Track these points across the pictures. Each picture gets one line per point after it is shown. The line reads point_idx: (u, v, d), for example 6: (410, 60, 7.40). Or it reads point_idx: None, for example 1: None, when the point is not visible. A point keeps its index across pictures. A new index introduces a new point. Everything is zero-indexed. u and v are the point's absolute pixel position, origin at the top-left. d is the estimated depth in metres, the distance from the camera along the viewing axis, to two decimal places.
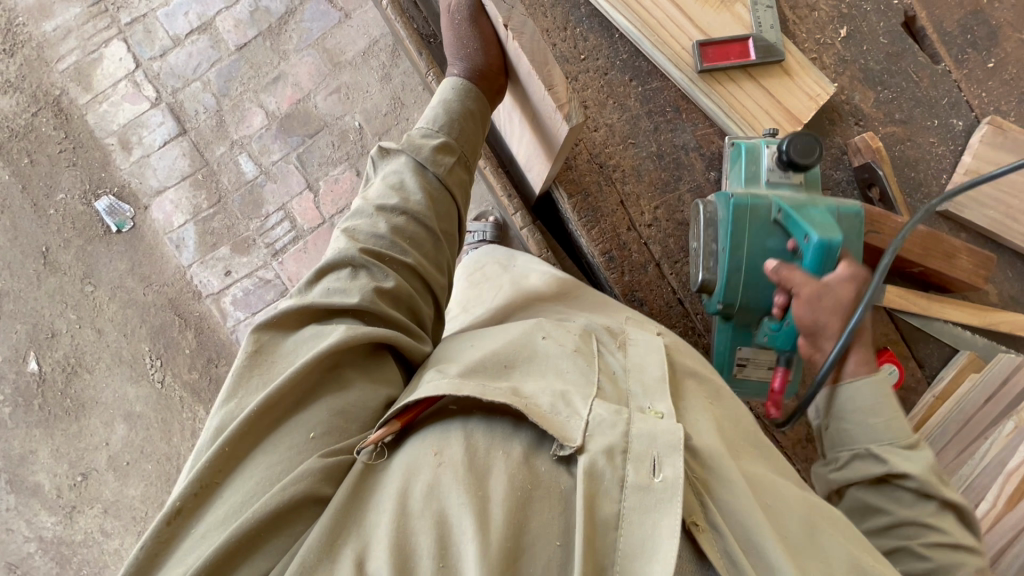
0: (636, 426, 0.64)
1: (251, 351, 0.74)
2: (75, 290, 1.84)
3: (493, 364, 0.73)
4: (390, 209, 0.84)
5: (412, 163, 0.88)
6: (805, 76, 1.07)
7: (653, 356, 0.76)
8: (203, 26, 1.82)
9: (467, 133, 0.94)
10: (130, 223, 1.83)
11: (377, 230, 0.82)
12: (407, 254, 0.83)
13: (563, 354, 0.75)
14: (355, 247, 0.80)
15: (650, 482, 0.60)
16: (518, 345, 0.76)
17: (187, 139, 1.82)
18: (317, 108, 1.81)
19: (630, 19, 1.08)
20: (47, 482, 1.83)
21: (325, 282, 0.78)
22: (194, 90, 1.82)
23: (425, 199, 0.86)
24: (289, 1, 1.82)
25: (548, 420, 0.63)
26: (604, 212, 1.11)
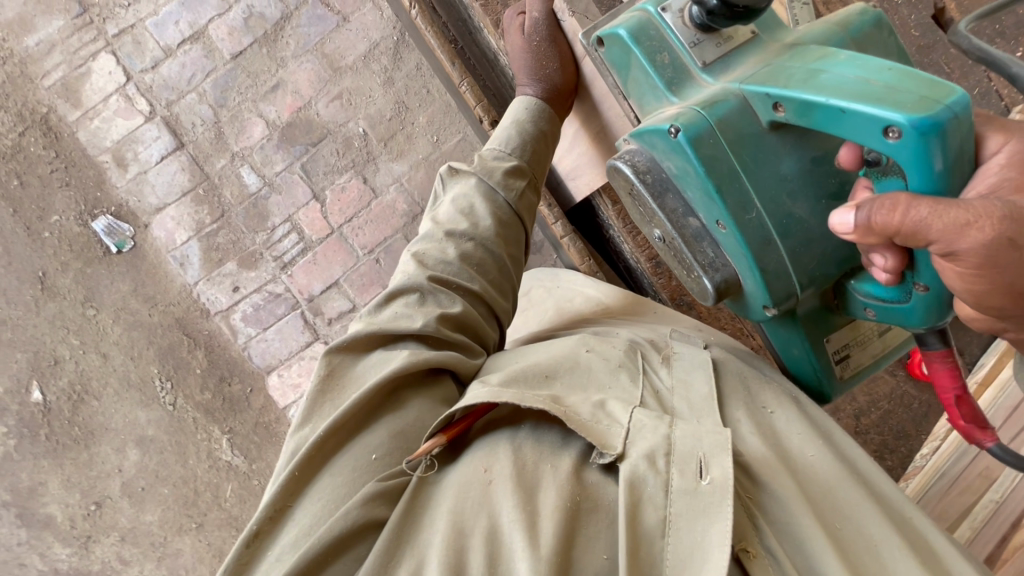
0: (678, 430, 0.63)
1: (322, 374, 0.73)
2: (76, 315, 1.78)
3: (534, 375, 0.70)
4: (459, 235, 0.83)
5: (482, 187, 0.87)
6: None
7: (698, 373, 0.74)
8: (196, 35, 1.76)
9: (541, 156, 0.92)
10: (131, 243, 1.78)
11: (446, 257, 0.81)
12: (473, 281, 0.81)
13: (611, 365, 0.74)
14: (422, 274, 0.79)
15: (696, 485, 0.58)
16: (563, 360, 0.74)
17: (186, 153, 1.77)
18: (319, 115, 1.76)
19: None
20: (59, 513, 1.77)
21: (395, 307, 0.77)
22: (189, 101, 1.76)
23: (493, 224, 0.85)
24: (283, 6, 1.76)
25: (588, 427, 0.62)
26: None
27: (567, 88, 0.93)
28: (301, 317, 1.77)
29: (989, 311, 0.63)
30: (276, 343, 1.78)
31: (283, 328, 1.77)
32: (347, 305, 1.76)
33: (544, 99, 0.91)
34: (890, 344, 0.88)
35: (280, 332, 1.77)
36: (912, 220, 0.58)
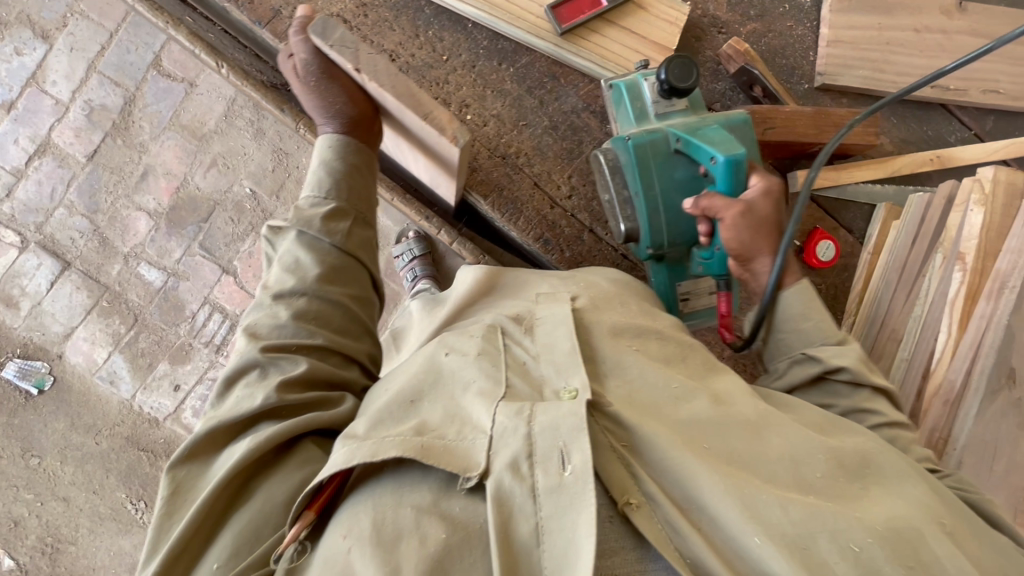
0: (539, 419, 0.56)
1: (168, 492, 0.65)
2: (21, 469, 1.69)
3: (397, 406, 0.63)
4: (287, 294, 0.71)
5: (302, 239, 0.74)
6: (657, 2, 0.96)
7: (560, 329, 0.68)
8: (42, 148, 1.65)
9: (355, 179, 0.79)
10: (50, 378, 1.68)
11: (278, 320, 0.71)
12: (316, 336, 0.71)
13: (468, 362, 0.66)
14: (255, 348, 0.69)
15: (561, 478, 0.52)
16: (427, 381, 0.66)
17: (75, 271, 1.67)
18: (200, 189, 1.69)
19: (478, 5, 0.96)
20: None
21: (235, 393, 0.69)
22: (60, 217, 1.66)
23: (325, 273, 0.73)
24: (123, 90, 1.66)
25: (442, 454, 0.56)
26: (524, 199, 0.97)
27: (366, 115, 0.81)
28: None
29: None
30: None
31: None
32: None
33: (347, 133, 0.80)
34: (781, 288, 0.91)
35: None
36: None
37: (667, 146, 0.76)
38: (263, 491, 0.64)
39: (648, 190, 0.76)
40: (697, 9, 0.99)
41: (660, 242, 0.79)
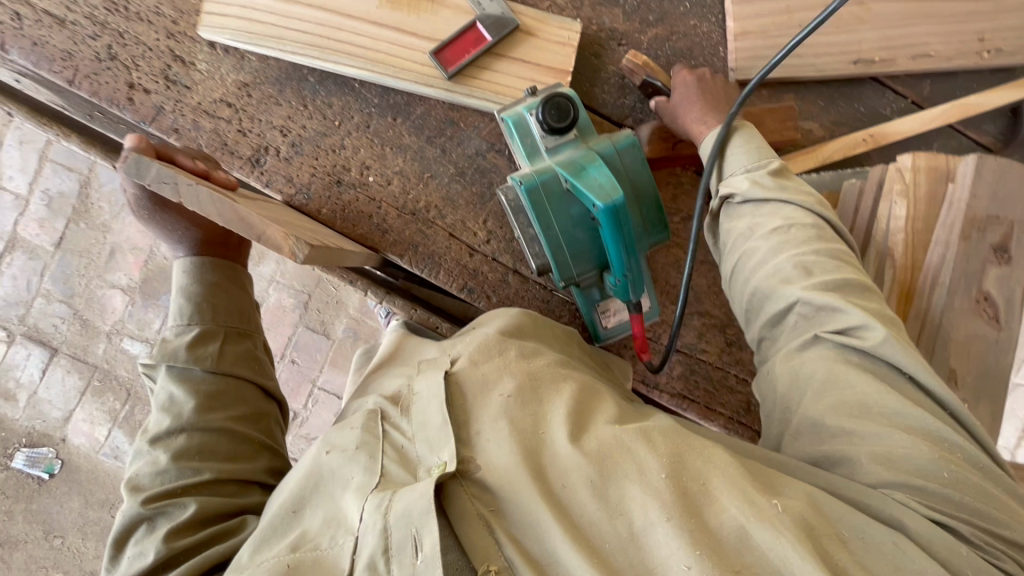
0: (395, 508, 0.50)
1: None
2: (46, 550, 1.76)
3: (273, 518, 0.56)
4: (162, 436, 0.59)
5: (170, 373, 0.61)
6: (547, 26, 0.84)
7: (433, 401, 0.58)
8: (11, 243, 1.69)
9: (219, 308, 0.66)
10: (59, 462, 1.74)
11: (158, 466, 0.58)
12: (201, 472, 0.58)
13: (344, 458, 0.57)
14: (138, 501, 0.56)
15: (414, 570, 0.47)
16: (303, 483, 0.57)
17: (64, 356, 1.72)
18: (167, 258, 1.72)
19: (354, 62, 0.80)
20: None
21: (128, 550, 0.56)
22: (40, 307, 1.71)
23: (200, 403, 0.60)
24: (78, 174, 1.69)
25: (311, 563, 0.51)
26: (440, 252, 0.86)
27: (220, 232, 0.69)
28: None
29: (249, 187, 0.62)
30: None
31: None
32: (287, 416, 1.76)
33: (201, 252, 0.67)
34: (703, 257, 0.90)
35: None
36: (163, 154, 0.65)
37: (559, 185, 0.71)
38: None
39: (548, 229, 0.73)
40: (591, 25, 0.88)
41: (571, 274, 0.77)
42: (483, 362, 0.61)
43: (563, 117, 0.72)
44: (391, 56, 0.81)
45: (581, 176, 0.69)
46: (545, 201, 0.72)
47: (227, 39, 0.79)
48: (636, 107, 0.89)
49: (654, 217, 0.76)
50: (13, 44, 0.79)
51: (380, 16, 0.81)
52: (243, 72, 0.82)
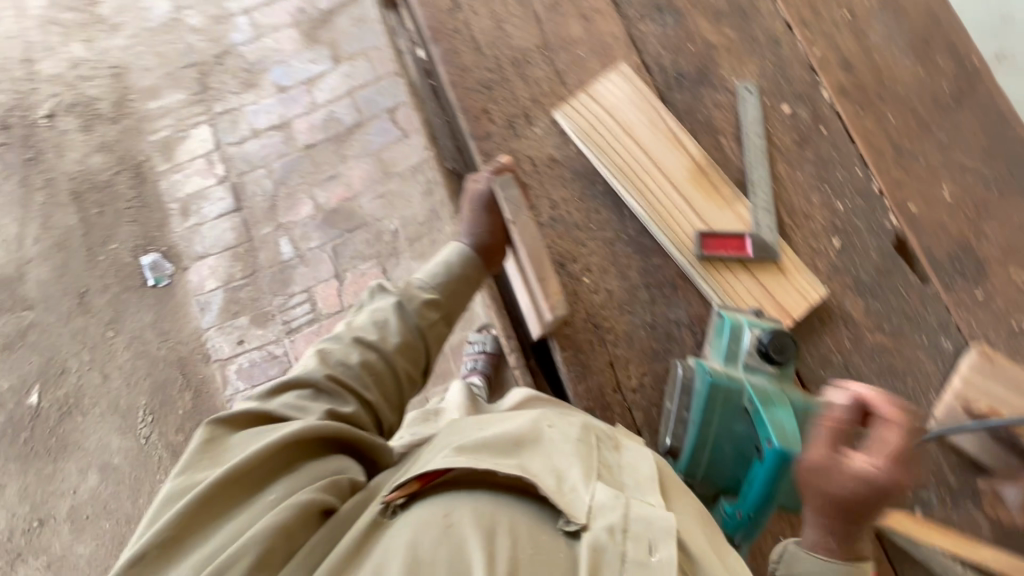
0: (634, 509, 0.67)
1: (202, 440, 0.74)
2: (97, 333, 1.94)
3: (505, 446, 0.72)
4: (367, 344, 0.90)
5: (397, 309, 0.95)
6: (797, 274, 0.93)
7: (644, 456, 0.77)
8: (282, 124, 2.07)
9: (450, 292, 1.00)
10: (167, 281, 1.97)
11: (348, 360, 0.87)
12: (369, 390, 0.87)
13: (569, 443, 0.75)
14: (321, 370, 0.85)
15: (647, 558, 0.63)
16: (528, 438, 0.74)
17: (240, 216, 2.00)
18: (361, 208, 1.98)
19: (639, 199, 0.95)
20: (3, 520, 1.83)
21: (295, 392, 0.83)
22: (258, 175, 2.03)
23: (400, 343, 0.92)
24: (360, 115, 2.06)
25: (563, 497, 0.67)
26: (593, 369, 0.91)
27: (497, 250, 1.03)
28: None
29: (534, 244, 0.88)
30: None
31: None
32: None
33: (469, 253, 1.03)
34: None
35: None
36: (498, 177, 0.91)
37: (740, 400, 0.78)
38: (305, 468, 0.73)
39: (705, 425, 0.79)
40: (833, 297, 0.94)
41: (694, 473, 0.81)
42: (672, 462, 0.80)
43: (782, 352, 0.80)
44: (665, 216, 0.94)
45: (770, 407, 0.76)
46: (721, 404, 0.78)
47: (569, 127, 0.98)
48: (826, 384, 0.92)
49: None
50: (440, 40, 1.03)
51: (681, 183, 0.96)
52: (557, 150, 0.99)
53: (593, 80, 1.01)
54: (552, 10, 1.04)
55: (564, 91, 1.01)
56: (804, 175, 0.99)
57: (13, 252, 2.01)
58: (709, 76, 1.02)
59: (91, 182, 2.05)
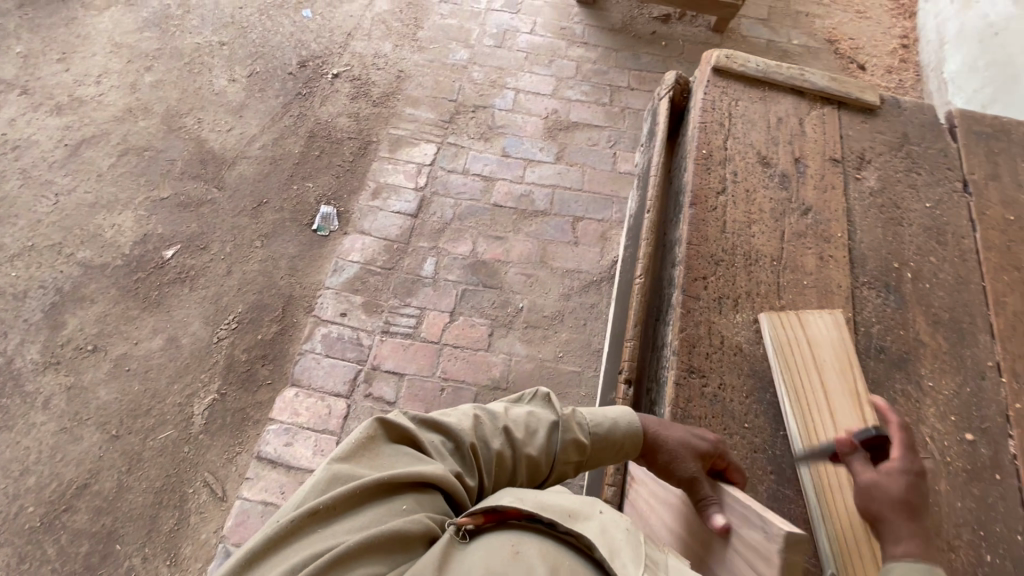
0: None
1: (365, 434, 0.80)
2: (249, 236, 2.17)
3: (562, 507, 0.72)
4: (508, 439, 0.87)
5: (551, 427, 0.90)
6: None
7: None
8: (487, 178, 2.35)
9: (605, 450, 0.93)
10: (326, 233, 2.20)
11: (490, 441, 0.86)
12: (485, 478, 0.85)
13: (622, 521, 0.72)
14: (467, 437, 0.84)
15: None
16: (581, 503, 0.73)
17: (411, 222, 2.24)
18: (505, 275, 2.14)
19: (800, 428, 0.96)
20: (70, 329, 1.97)
21: (439, 438, 0.84)
22: (446, 201, 2.29)
23: (533, 458, 0.87)
24: (550, 208, 2.30)
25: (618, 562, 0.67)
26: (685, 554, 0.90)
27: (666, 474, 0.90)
28: (355, 372, 1.94)
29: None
30: (320, 371, 1.94)
31: (337, 367, 1.95)
32: (389, 397, 1.90)
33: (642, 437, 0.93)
34: None
35: (331, 367, 1.94)
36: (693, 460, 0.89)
37: None
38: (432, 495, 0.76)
39: None
40: None
41: None
42: None
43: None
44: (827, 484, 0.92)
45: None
46: None
47: (768, 334, 1.04)
48: None
49: None
50: (696, 206, 1.19)
51: None
52: (747, 344, 1.06)
53: (805, 309, 1.08)
54: (796, 236, 1.17)
55: (775, 303, 1.10)
56: (963, 506, 0.96)
57: (240, 144, 2.36)
58: (907, 365, 1.07)
59: (328, 133, 2.41)
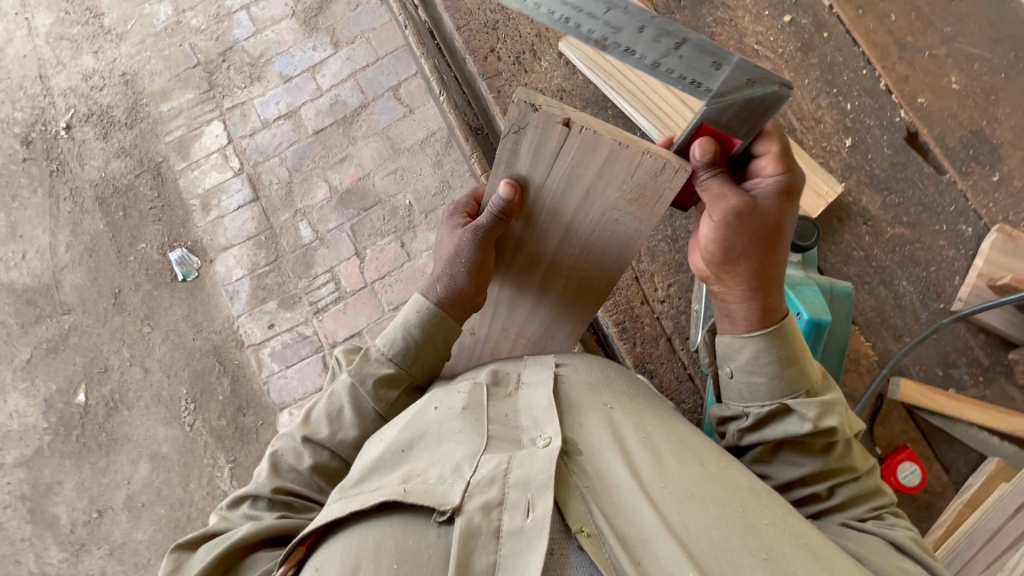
0: (513, 474, 0.67)
1: (169, 569, 0.83)
2: (134, 329, 2.01)
3: (390, 454, 0.74)
4: (318, 443, 0.91)
5: (351, 394, 0.93)
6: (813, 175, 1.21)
7: (541, 390, 0.81)
8: (290, 113, 2.12)
9: (414, 363, 0.96)
10: (195, 274, 2.04)
11: (300, 466, 0.90)
12: (322, 492, 0.90)
13: (452, 416, 0.77)
14: (272, 483, 0.88)
15: (522, 523, 0.64)
16: (414, 434, 0.76)
17: (259, 205, 2.06)
18: (374, 185, 2.03)
19: (645, 113, 1.11)
20: (65, 515, 1.91)
21: (245, 512, 0.88)
22: (272, 164, 2.09)
23: (354, 436, 0.92)
24: (365, 97, 2.11)
25: (425, 490, 0.67)
26: (628, 291, 1.22)
27: (468, 295, 0.98)
28: (321, 360, 1.93)
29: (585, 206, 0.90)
30: (293, 381, 1.93)
31: (303, 368, 1.94)
32: None
33: (436, 305, 0.97)
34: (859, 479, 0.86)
35: (300, 372, 1.93)
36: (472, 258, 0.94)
37: None
38: (250, 564, 0.81)
39: None
40: None
41: None
42: (586, 375, 0.86)
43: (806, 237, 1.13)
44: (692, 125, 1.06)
45: (796, 289, 1.05)
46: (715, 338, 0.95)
47: (572, 55, 1.15)
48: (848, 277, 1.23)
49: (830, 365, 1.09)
50: None
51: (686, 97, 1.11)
52: None
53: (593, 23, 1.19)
54: None
55: None
56: None
57: (47, 260, 2.08)
58: None
59: (113, 187, 2.11)
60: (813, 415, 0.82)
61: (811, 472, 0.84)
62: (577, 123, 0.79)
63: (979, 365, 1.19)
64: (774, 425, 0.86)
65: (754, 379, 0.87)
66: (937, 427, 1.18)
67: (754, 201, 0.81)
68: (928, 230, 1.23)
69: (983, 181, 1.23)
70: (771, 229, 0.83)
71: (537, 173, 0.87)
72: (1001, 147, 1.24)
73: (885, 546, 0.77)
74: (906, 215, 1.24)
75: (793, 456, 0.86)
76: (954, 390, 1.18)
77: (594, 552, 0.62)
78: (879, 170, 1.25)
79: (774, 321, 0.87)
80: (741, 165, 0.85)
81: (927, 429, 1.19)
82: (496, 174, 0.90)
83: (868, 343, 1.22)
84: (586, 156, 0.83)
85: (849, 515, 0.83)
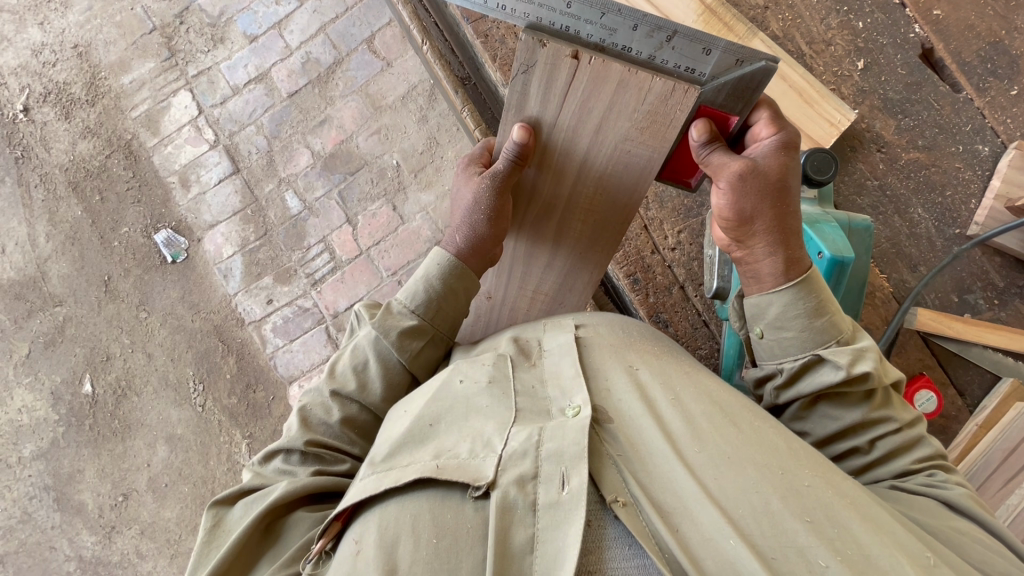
0: (546, 446, 0.67)
1: (209, 526, 0.84)
2: (131, 316, 1.98)
3: (418, 429, 0.75)
4: (345, 396, 0.91)
5: (376, 349, 0.92)
6: (824, 103, 1.19)
7: (567, 357, 0.81)
8: (260, 77, 2.00)
9: (440, 312, 0.95)
10: (185, 254, 1.98)
11: (330, 419, 0.90)
12: (355, 445, 0.91)
13: (479, 389, 0.77)
14: (303, 436, 0.88)
15: (558, 496, 0.63)
16: (440, 407, 0.76)
17: (240, 177, 1.98)
18: (359, 148, 1.94)
19: None
20: (90, 501, 1.94)
21: (280, 467, 0.88)
22: (249, 133, 1.99)
23: (383, 390, 0.92)
24: (337, 52, 1.98)
25: (459, 465, 0.67)
26: (637, 241, 1.24)
27: (490, 241, 0.96)
28: (325, 332, 1.92)
29: (598, 136, 0.90)
30: (299, 355, 1.92)
31: (308, 341, 1.92)
32: None
33: (457, 256, 0.96)
34: (908, 435, 0.82)
35: (304, 346, 1.92)
36: (489, 204, 0.93)
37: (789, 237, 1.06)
38: (289, 528, 0.81)
39: None
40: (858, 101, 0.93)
41: None
42: (608, 338, 0.85)
43: (823, 171, 1.09)
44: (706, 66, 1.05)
45: (816, 228, 1.04)
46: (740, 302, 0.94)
47: None
48: (865, 207, 1.21)
49: (852, 306, 1.08)
50: None
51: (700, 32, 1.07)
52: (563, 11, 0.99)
53: None
54: None
55: None
56: None
57: (29, 252, 2.01)
58: None
59: (85, 169, 2.02)
60: (846, 361, 0.80)
61: (848, 424, 0.83)
62: (586, 53, 0.79)
63: (993, 288, 1.20)
64: (807, 377, 0.85)
65: (784, 334, 0.86)
66: (952, 353, 1.20)
67: (754, 160, 0.82)
68: (943, 152, 1.21)
69: (1000, 96, 1.21)
70: (776, 188, 0.83)
71: (547, 114, 0.88)
72: (1020, 58, 1.21)
73: (936, 506, 0.75)
74: (921, 138, 1.22)
75: (830, 408, 0.84)
76: (969, 315, 1.19)
77: (630, 521, 0.62)
78: (893, 93, 1.22)
79: (800, 271, 0.86)
80: (740, 139, 0.88)
81: (942, 355, 1.21)
82: (507, 120, 0.91)
83: (884, 274, 1.22)
84: (595, 88, 0.83)
85: (892, 471, 0.82)
